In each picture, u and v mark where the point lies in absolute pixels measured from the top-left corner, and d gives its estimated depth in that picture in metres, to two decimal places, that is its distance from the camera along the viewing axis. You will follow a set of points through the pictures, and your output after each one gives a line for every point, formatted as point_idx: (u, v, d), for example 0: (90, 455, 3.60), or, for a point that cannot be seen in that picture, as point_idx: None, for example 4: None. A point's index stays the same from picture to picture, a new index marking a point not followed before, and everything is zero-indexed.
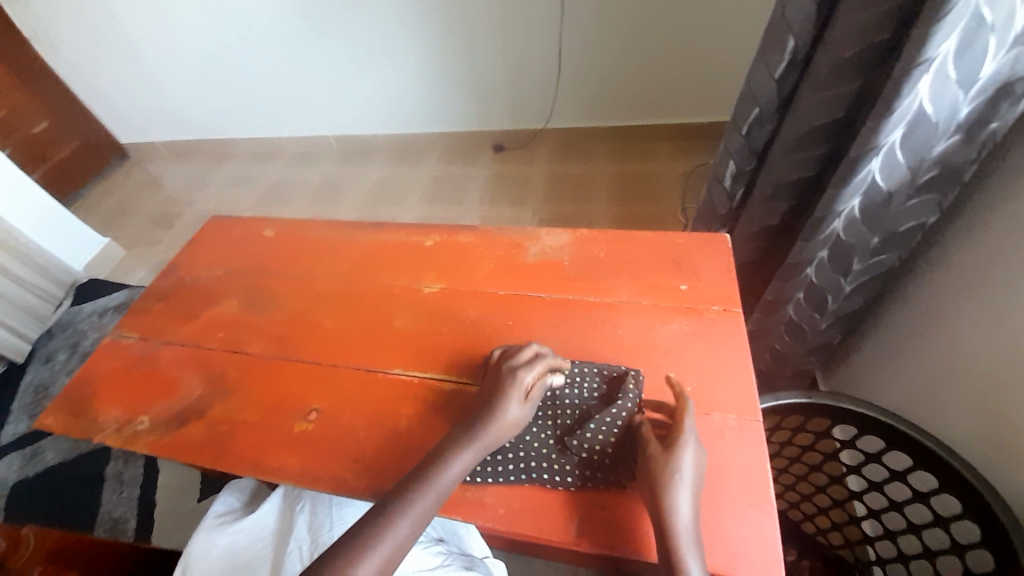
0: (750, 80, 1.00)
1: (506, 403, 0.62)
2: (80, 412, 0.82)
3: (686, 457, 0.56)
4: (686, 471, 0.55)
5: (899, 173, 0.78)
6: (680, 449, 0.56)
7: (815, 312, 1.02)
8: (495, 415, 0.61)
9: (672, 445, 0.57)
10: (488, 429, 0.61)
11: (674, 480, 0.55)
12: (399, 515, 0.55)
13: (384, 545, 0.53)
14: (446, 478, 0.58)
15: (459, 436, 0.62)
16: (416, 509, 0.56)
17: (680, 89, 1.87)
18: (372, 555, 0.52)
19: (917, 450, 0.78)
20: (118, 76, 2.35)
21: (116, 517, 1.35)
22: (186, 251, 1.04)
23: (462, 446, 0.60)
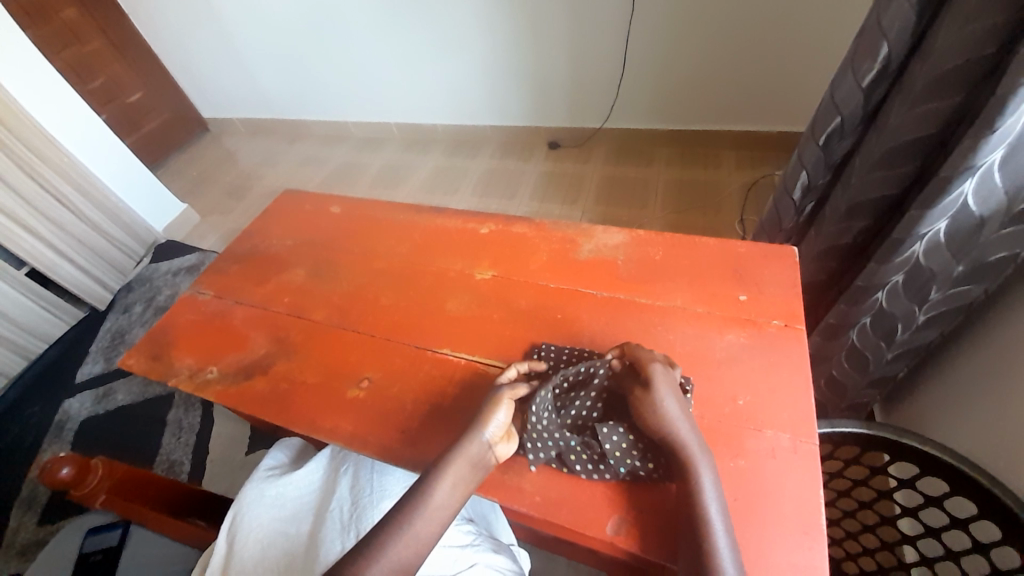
0: (835, 89, 0.96)
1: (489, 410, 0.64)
2: (158, 356, 0.90)
3: (663, 392, 0.59)
4: (676, 419, 0.58)
5: (993, 200, 0.73)
6: (657, 387, 0.59)
7: (882, 341, 0.96)
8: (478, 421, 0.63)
9: (650, 386, 0.59)
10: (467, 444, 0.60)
11: (671, 429, 0.57)
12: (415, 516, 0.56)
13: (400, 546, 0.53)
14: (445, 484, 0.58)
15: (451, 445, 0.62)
16: (424, 509, 0.56)
17: (750, 97, 1.79)
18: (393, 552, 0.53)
19: (984, 499, 0.72)
20: (208, 56, 2.53)
21: (173, 459, 1.47)
22: (261, 220, 1.12)
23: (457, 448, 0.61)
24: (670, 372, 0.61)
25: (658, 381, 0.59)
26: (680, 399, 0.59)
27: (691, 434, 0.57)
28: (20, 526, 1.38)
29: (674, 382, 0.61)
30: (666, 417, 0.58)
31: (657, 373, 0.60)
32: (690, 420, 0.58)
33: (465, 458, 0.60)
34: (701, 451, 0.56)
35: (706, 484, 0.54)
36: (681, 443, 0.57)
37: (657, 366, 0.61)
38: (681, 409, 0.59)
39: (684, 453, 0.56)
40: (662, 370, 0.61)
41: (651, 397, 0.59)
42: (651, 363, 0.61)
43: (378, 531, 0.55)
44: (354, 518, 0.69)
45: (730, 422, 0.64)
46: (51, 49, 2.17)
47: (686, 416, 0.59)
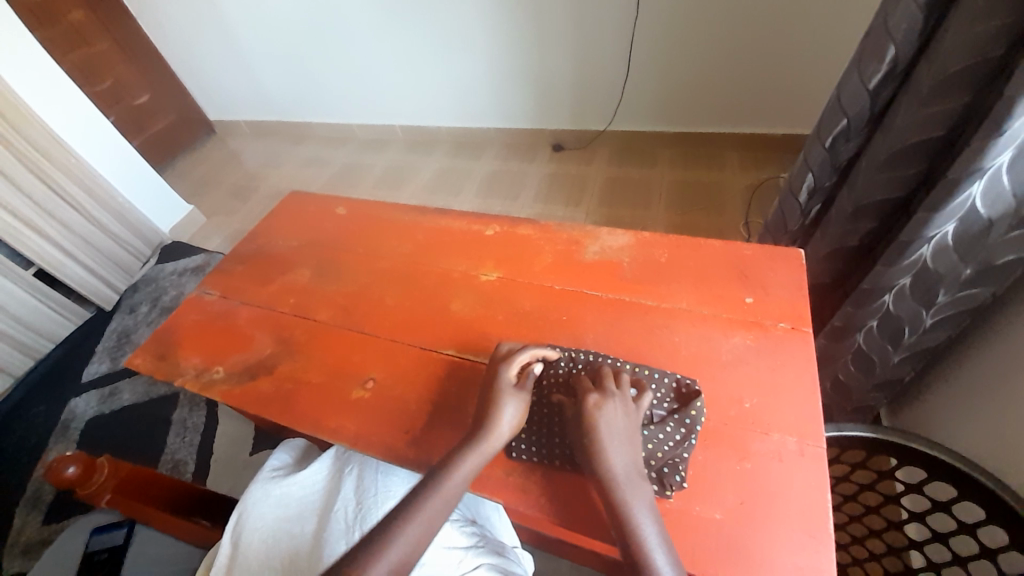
0: (841, 90, 0.95)
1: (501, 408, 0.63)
2: (165, 356, 0.91)
3: (602, 426, 0.57)
4: (612, 453, 0.55)
5: (1002, 202, 0.72)
6: (592, 419, 0.57)
7: (889, 344, 0.96)
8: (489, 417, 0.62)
9: (586, 418, 0.57)
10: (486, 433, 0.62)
11: (605, 467, 0.55)
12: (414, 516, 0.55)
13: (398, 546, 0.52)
14: (455, 480, 0.59)
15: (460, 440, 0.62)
16: (427, 508, 0.56)
17: (753, 99, 1.79)
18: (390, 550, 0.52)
19: (995, 507, 0.71)
20: (214, 59, 2.55)
21: (177, 459, 1.48)
22: (266, 221, 1.12)
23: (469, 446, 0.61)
24: (613, 404, 0.58)
25: (597, 415, 0.57)
26: (622, 432, 0.57)
27: (627, 476, 0.54)
28: (25, 525, 1.39)
29: (620, 414, 0.58)
30: (603, 454, 0.55)
31: (592, 406, 0.58)
32: (629, 460, 0.55)
33: (479, 455, 0.61)
34: (636, 488, 0.54)
35: (642, 524, 0.52)
36: (613, 477, 0.54)
37: (592, 398, 0.59)
38: (623, 445, 0.56)
39: (617, 493, 0.54)
40: (598, 401, 0.58)
41: (585, 430, 0.57)
42: (591, 395, 0.59)
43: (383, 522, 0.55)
44: (358, 518, 0.68)
45: (736, 425, 0.63)
46: (60, 53, 2.20)
47: (624, 449, 0.56)
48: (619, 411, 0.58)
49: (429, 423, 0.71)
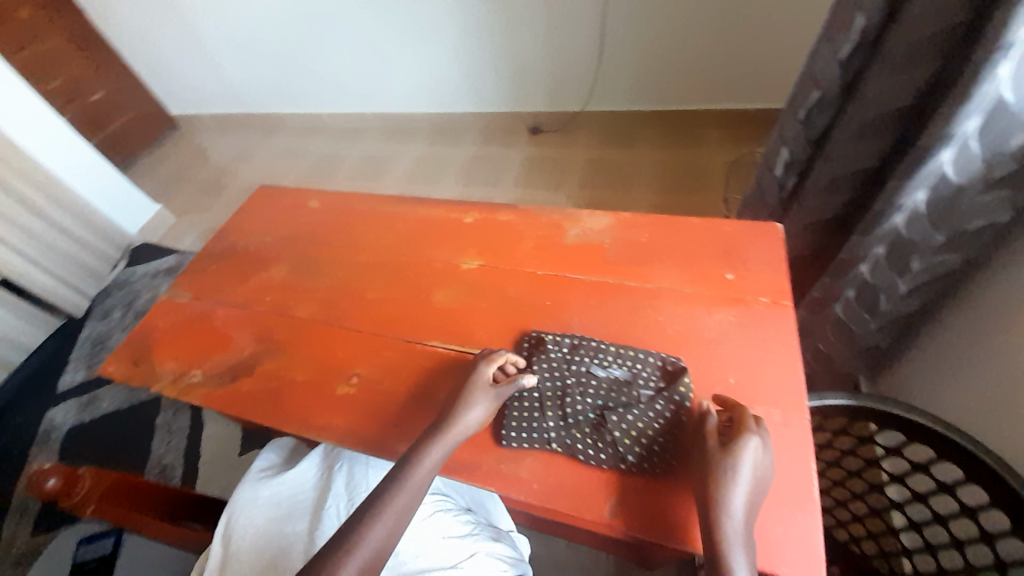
0: (811, 61, 0.95)
1: (469, 405, 0.65)
2: (140, 361, 0.88)
3: (743, 465, 0.53)
4: (738, 499, 0.51)
5: (972, 166, 0.74)
6: (738, 463, 0.53)
7: (866, 313, 0.99)
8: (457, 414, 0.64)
9: (729, 457, 0.53)
10: (453, 424, 0.64)
11: (728, 506, 0.51)
12: (380, 516, 0.56)
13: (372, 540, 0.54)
14: (419, 474, 0.60)
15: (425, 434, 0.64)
16: (394, 508, 0.56)
17: (729, 74, 1.79)
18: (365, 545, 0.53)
19: (972, 465, 0.74)
20: (173, 50, 2.43)
21: (165, 463, 1.45)
22: (238, 217, 1.08)
23: (434, 438, 0.63)
24: (762, 448, 0.54)
25: (741, 460, 0.53)
26: (755, 480, 0.53)
27: (744, 515, 0.51)
28: (8, 541, 1.35)
29: (766, 463, 0.54)
30: (729, 492, 0.51)
31: (743, 448, 0.54)
32: (751, 501, 0.52)
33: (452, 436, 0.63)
34: (744, 538, 0.49)
35: (740, 574, 0.47)
36: (727, 524, 0.50)
37: (749, 440, 0.54)
38: (752, 487, 0.52)
39: (723, 538, 0.49)
40: (756, 447, 0.54)
41: (725, 470, 0.52)
42: (747, 434, 0.55)
43: (355, 520, 0.55)
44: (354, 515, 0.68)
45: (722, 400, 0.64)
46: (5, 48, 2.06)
47: (749, 500, 0.52)
48: (760, 460, 0.54)
49: (417, 417, 0.70)
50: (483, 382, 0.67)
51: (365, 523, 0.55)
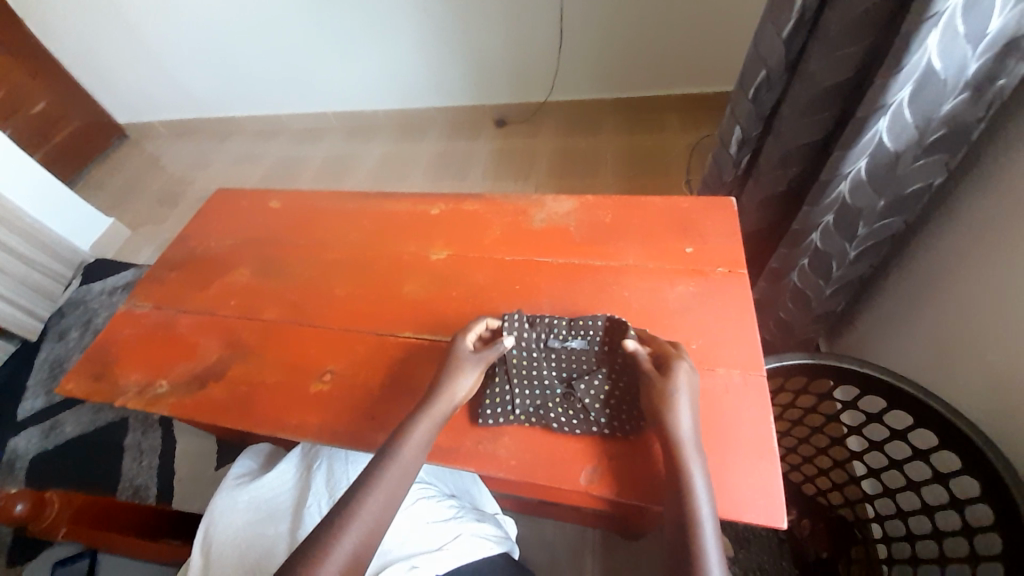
0: (758, 42, 0.99)
1: (454, 380, 0.65)
2: (102, 376, 0.85)
3: (681, 387, 0.59)
4: (683, 412, 0.58)
5: (906, 134, 0.79)
6: (677, 382, 0.59)
7: (821, 280, 1.04)
8: (442, 389, 0.64)
9: (669, 377, 0.60)
10: (441, 398, 0.64)
11: (675, 424, 0.57)
12: (366, 499, 0.55)
13: (357, 527, 0.53)
14: (408, 450, 0.60)
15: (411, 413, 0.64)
16: (382, 487, 0.57)
17: (685, 58, 1.84)
18: (348, 535, 0.53)
19: (922, 411, 0.80)
20: (116, 55, 2.31)
21: (137, 484, 1.40)
22: (195, 223, 1.05)
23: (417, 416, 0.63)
24: (693, 370, 0.62)
25: (680, 378, 0.60)
26: (694, 395, 0.60)
27: (690, 430, 0.57)
28: None
29: (697, 382, 0.61)
30: (676, 412, 0.57)
31: (678, 370, 0.61)
32: (693, 417, 0.58)
33: (431, 417, 0.62)
34: (695, 446, 0.56)
35: (695, 473, 0.54)
36: (679, 434, 0.56)
37: (679, 362, 0.62)
38: (690, 404, 0.59)
39: (678, 445, 0.56)
40: (686, 369, 0.61)
41: (669, 389, 0.59)
42: (678, 359, 0.62)
43: (344, 503, 0.55)
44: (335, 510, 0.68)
45: None
46: None
47: (694, 411, 0.59)
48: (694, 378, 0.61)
49: (393, 409, 0.71)
50: (463, 354, 0.68)
51: (354, 506, 0.55)
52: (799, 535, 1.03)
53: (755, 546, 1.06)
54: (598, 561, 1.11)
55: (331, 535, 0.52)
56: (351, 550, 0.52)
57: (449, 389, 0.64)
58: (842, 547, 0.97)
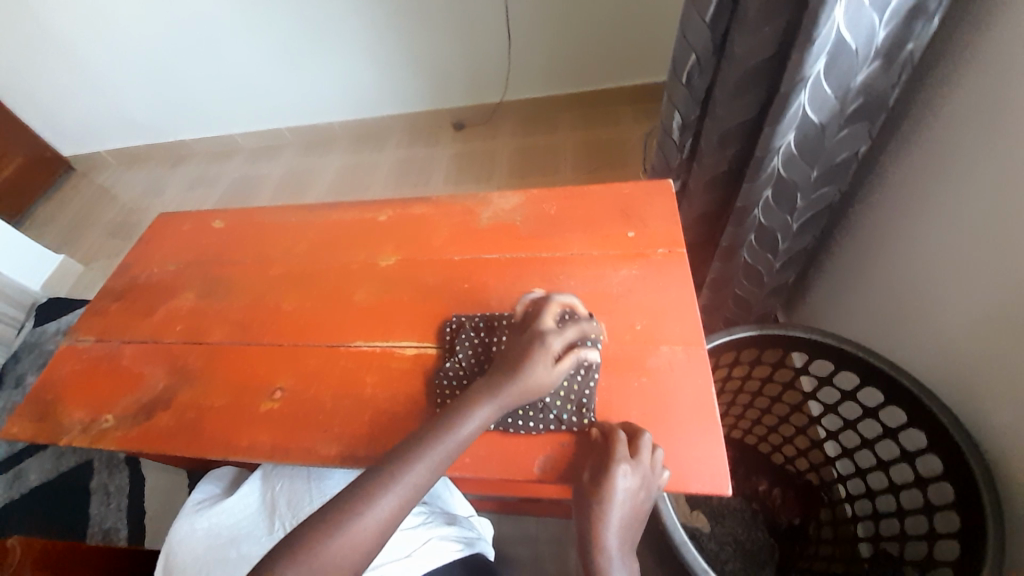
0: (684, 28, 1.01)
1: (526, 369, 0.59)
2: (44, 416, 0.81)
3: (614, 502, 0.54)
4: (612, 524, 0.54)
5: (828, 105, 0.82)
6: (610, 487, 0.55)
7: (769, 254, 1.06)
8: (513, 377, 0.59)
9: (603, 483, 0.55)
10: (510, 385, 0.59)
11: (603, 537, 0.53)
12: (391, 485, 0.52)
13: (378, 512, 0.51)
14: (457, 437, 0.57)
15: (474, 391, 0.60)
16: (411, 476, 0.53)
17: (630, 50, 1.87)
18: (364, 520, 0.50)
19: (867, 370, 0.83)
20: (54, 86, 2.22)
21: (107, 528, 1.35)
22: (137, 251, 1.02)
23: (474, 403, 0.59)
24: (636, 472, 0.56)
25: (614, 487, 0.55)
26: (630, 505, 0.55)
27: (619, 549, 0.54)
28: None
29: (640, 487, 0.55)
30: (603, 530, 0.53)
31: (616, 473, 0.55)
32: (625, 534, 0.54)
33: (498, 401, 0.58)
34: (624, 560, 0.54)
35: None
36: (604, 548, 0.53)
37: (622, 464, 0.56)
38: (623, 518, 0.54)
39: (601, 561, 0.53)
40: (628, 470, 0.56)
41: (599, 495, 0.55)
42: (620, 459, 0.56)
43: (364, 480, 0.53)
44: None
45: (631, 346, 0.69)
46: None
47: (627, 522, 0.55)
48: (638, 478, 0.56)
49: (346, 419, 0.70)
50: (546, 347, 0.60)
51: (380, 488, 0.52)
52: (770, 505, 1.03)
53: (729, 520, 1.04)
54: None
55: (342, 522, 0.49)
56: (370, 534, 0.49)
57: (524, 379, 0.59)
58: (812, 512, 0.99)
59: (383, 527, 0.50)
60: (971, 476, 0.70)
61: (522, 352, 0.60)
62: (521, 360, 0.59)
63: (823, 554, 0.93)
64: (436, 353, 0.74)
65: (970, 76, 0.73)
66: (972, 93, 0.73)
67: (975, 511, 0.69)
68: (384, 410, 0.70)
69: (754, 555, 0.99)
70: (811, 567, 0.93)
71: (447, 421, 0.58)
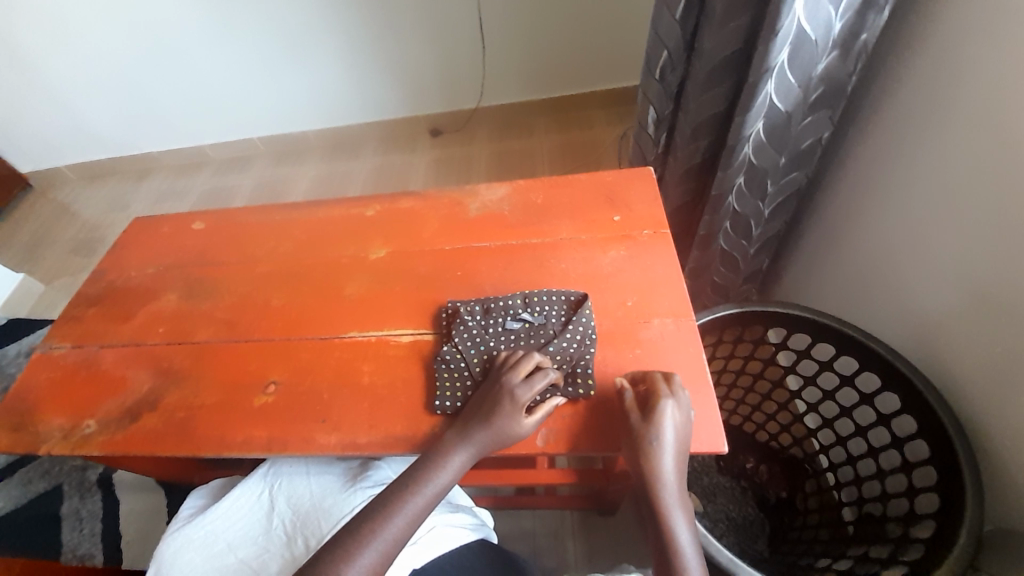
0: (656, 25, 1.05)
1: (500, 420, 0.61)
2: (18, 427, 0.77)
3: (666, 433, 0.59)
4: (667, 459, 0.58)
5: (792, 93, 0.87)
6: (659, 424, 0.59)
7: (743, 240, 1.11)
8: (485, 426, 0.61)
9: (651, 423, 0.59)
10: (488, 433, 0.61)
11: (662, 478, 0.58)
12: (390, 519, 0.57)
13: (376, 545, 0.55)
14: (440, 480, 0.60)
15: (449, 438, 0.63)
16: (407, 507, 0.58)
17: (601, 54, 1.94)
18: (366, 551, 0.55)
19: (840, 340, 0.89)
20: (8, 99, 2.13)
21: (80, 555, 1.27)
22: (112, 256, 0.99)
23: (450, 446, 0.62)
24: (678, 409, 0.60)
25: (663, 422, 0.59)
26: (678, 438, 0.59)
27: (677, 479, 0.58)
28: None
29: (684, 419, 0.60)
30: (660, 469, 0.58)
31: (664, 411, 0.59)
32: (680, 459, 0.59)
33: (471, 449, 0.61)
34: (679, 501, 0.58)
35: (679, 527, 0.57)
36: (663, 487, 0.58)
37: (665, 403, 0.60)
38: (679, 449, 0.59)
39: (664, 500, 0.57)
40: (672, 407, 0.60)
41: (650, 435, 0.58)
42: (663, 397, 0.60)
43: (369, 514, 0.58)
44: (300, 526, 0.67)
45: (623, 322, 0.71)
46: None
47: (679, 458, 0.59)
48: (680, 414, 0.60)
49: (346, 406, 0.70)
50: (517, 397, 0.62)
51: (381, 518, 0.57)
52: (758, 480, 1.07)
53: (721, 497, 1.07)
54: (579, 543, 1.12)
55: (353, 548, 0.55)
56: (371, 566, 0.54)
57: (495, 429, 0.61)
58: (798, 483, 1.03)
59: (407, 527, 0.57)
60: (946, 436, 0.75)
61: (491, 403, 0.62)
62: (490, 411, 0.62)
63: (812, 522, 0.97)
64: (431, 341, 0.74)
65: (920, 62, 0.80)
66: (921, 77, 0.80)
67: (952, 468, 0.74)
68: (382, 397, 0.70)
69: (745, 527, 1.03)
70: (800, 534, 0.97)
71: (429, 461, 0.61)
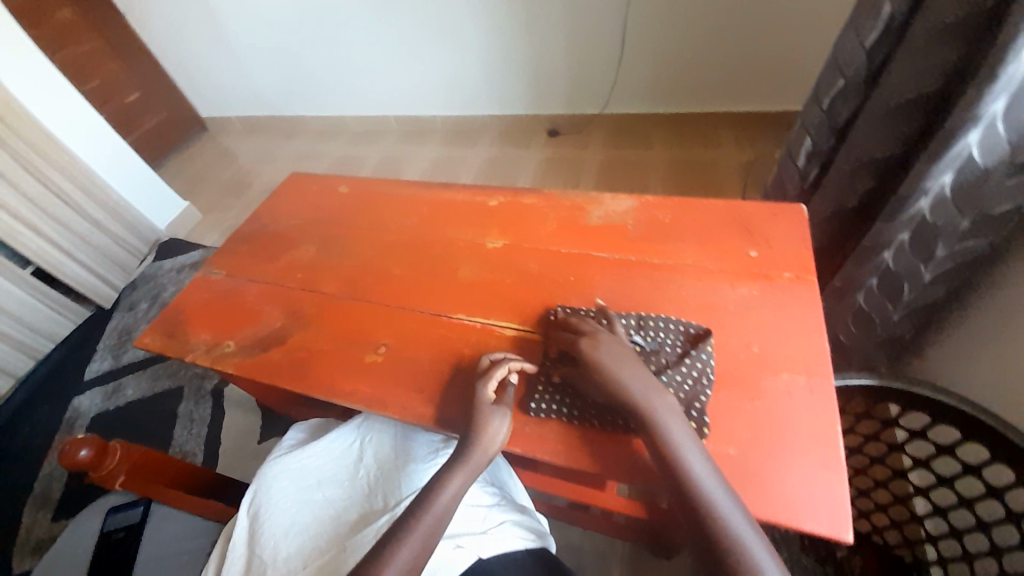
0: (838, 51, 0.96)
1: (484, 427, 0.63)
2: (173, 333, 0.91)
3: (620, 377, 0.59)
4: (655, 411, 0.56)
5: (999, 149, 0.73)
6: (607, 370, 0.59)
7: (888, 301, 0.97)
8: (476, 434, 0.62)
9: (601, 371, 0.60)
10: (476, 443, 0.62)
11: (656, 429, 0.55)
12: (405, 536, 0.55)
13: (401, 549, 0.54)
14: (443, 502, 0.58)
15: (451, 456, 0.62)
16: (414, 533, 0.55)
17: (746, 75, 1.80)
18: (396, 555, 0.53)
19: (1000, 445, 0.73)
20: (204, 55, 2.52)
21: (186, 450, 1.48)
22: (267, 203, 1.12)
23: (456, 465, 0.61)
24: (623, 355, 0.60)
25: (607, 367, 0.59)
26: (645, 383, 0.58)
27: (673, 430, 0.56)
28: (34, 523, 1.38)
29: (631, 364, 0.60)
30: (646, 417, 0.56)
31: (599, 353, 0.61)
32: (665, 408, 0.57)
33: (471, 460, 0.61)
34: (700, 459, 0.54)
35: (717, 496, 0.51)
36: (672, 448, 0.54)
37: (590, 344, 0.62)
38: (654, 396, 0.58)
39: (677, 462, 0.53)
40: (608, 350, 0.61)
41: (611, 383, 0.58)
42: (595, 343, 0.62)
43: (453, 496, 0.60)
44: (378, 483, 0.71)
45: (744, 367, 0.66)
46: (50, 51, 2.15)
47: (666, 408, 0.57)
48: (633, 363, 0.60)
49: (445, 383, 0.72)
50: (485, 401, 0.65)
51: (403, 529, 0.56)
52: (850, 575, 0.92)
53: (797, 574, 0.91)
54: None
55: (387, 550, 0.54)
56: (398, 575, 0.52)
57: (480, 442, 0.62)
58: None
59: (418, 551, 0.54)
60: None
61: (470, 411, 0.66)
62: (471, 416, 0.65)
63: None
64: (531, 343, 0.74)
65: None
66: None
67: None
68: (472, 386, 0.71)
69: None
70: None
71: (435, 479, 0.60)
